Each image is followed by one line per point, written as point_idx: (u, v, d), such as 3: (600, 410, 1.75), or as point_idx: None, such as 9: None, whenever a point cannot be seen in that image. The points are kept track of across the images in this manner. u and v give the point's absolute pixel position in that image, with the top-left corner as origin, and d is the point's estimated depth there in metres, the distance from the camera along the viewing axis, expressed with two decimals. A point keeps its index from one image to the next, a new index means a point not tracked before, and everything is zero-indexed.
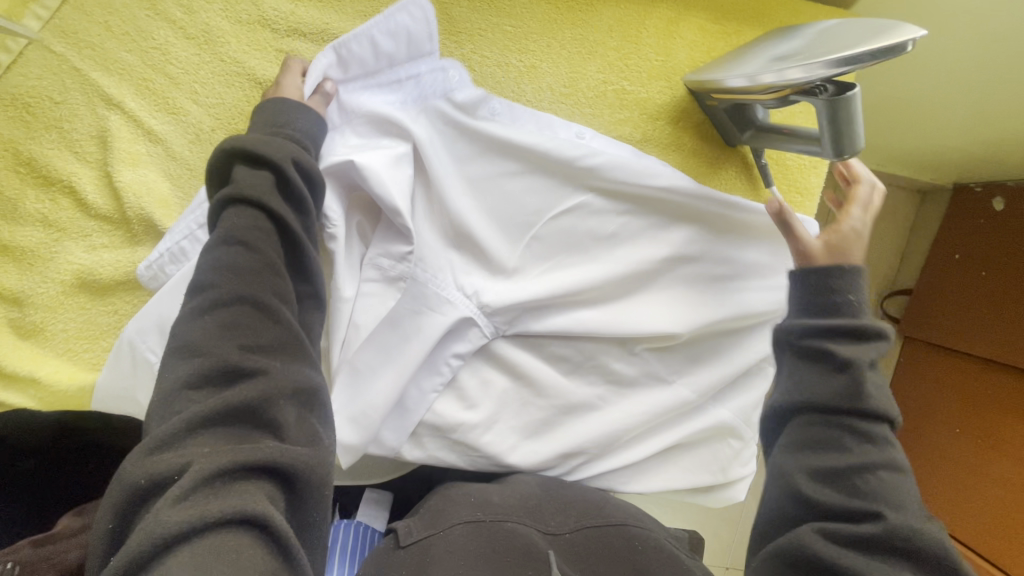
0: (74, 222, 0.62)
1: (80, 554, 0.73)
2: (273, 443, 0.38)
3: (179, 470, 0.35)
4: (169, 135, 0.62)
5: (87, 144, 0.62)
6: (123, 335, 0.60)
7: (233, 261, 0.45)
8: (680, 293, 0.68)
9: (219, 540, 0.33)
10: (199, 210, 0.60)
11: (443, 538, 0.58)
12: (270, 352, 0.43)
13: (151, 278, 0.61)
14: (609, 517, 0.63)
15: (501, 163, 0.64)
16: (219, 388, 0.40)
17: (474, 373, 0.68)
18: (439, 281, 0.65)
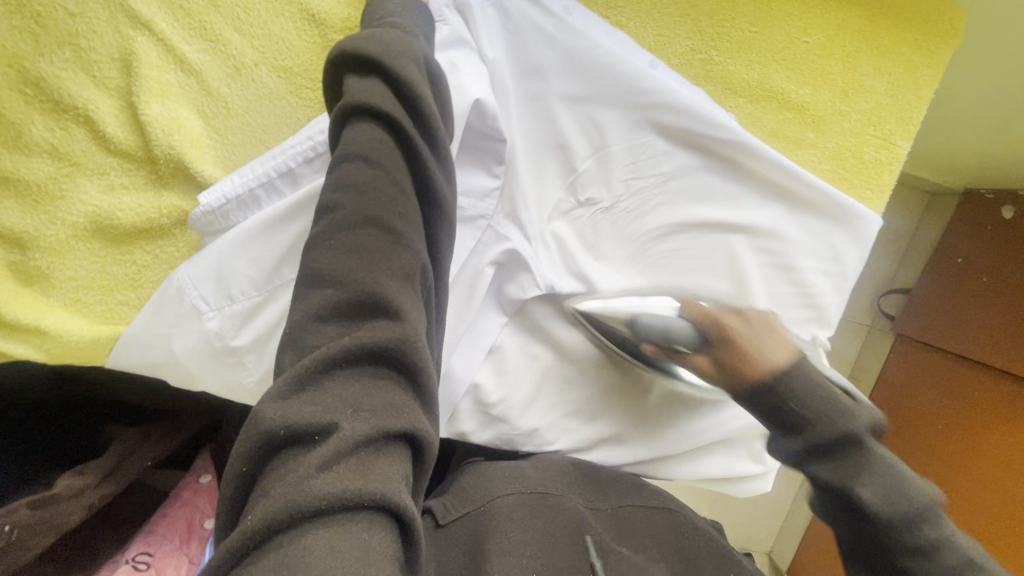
0: (89, 157, 0.55)
1: (79, 515, 0.69)
2: (406, 406, 0.36)
3: (324, 426, 0.33)
4: (205, 66, 0.55)
5: (107, 67, 0.53)
6: (173, 278, 0.54)
7: (361, 181, 0.40)
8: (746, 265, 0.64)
9: (360, 521, 0.30)
10: (283, 155, 0.54)
11: (485, 512, 0.56)
12: (396, 283, 0.38)
13: (203, 221, 0.55)
14: (651, 500, 0.62)
15: (572, 83, 0.59)
16: (352, 325, 0.38)
17: (522, 351, 0.65)
18: (507, 220, 0.60)
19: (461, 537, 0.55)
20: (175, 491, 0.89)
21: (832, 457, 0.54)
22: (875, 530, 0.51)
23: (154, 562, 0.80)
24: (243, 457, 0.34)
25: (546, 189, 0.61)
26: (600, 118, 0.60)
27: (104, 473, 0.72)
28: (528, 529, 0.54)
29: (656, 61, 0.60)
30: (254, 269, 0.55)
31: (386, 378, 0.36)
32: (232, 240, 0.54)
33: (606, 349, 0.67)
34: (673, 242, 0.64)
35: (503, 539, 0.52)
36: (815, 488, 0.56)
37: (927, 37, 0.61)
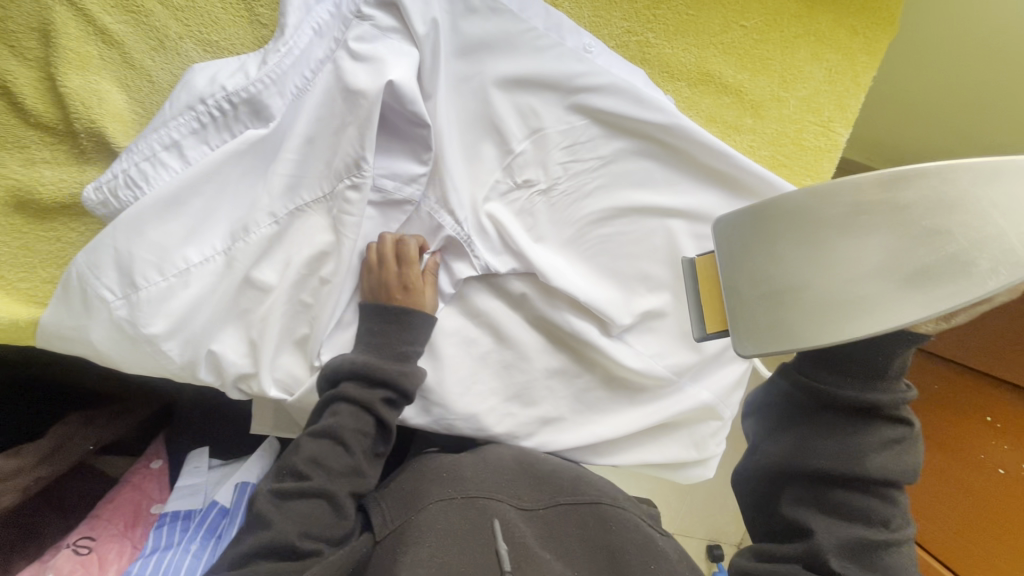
0: (9, 129, 0.54)
1: (11, 499, 0.68)
2: (324, 501, 0.55)
3: (316, 490, 0.55)
4: (128, 38, 0.54)
5: (25, 38, 0.52)
6: (72, 269, 0.54)
7: (375, 338, 0.59)
8: (683, 247, 0.64)
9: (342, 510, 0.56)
10: (165, 128, 0.53)
11: (414, 522, 0.55)
12: (347, 403, 0.58)
13: (99, 203, 0.54)
14: (582, 496, 0.61)
15: (505, 62, 0.58)
16: (288, 477, 0.56)
17: (461, 333, 0.65)
18: (438, 202, 0.61)
19: (385, 555, 0.55)
20: (124, 477, 0.89)
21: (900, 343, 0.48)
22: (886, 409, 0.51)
23: (96, 546, 0.79)
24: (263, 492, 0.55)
25: (484, 170, 0.61)
26: (537, 99, 0.60)
27: (39, 457, 0.71)
28: (446, 541, 0.53)
29: (594, 41, 0.60)
30: (156, 250, 0.55)
31: (339, 452, 0.57)
32: (127, 222, 0.54)
33: (548, 329, 0.67)
34: (612, 225, 0.64)
35: (417, 551, 0.52)
36: (804, 357, 0.54)
37: (863, 24, 0.62)
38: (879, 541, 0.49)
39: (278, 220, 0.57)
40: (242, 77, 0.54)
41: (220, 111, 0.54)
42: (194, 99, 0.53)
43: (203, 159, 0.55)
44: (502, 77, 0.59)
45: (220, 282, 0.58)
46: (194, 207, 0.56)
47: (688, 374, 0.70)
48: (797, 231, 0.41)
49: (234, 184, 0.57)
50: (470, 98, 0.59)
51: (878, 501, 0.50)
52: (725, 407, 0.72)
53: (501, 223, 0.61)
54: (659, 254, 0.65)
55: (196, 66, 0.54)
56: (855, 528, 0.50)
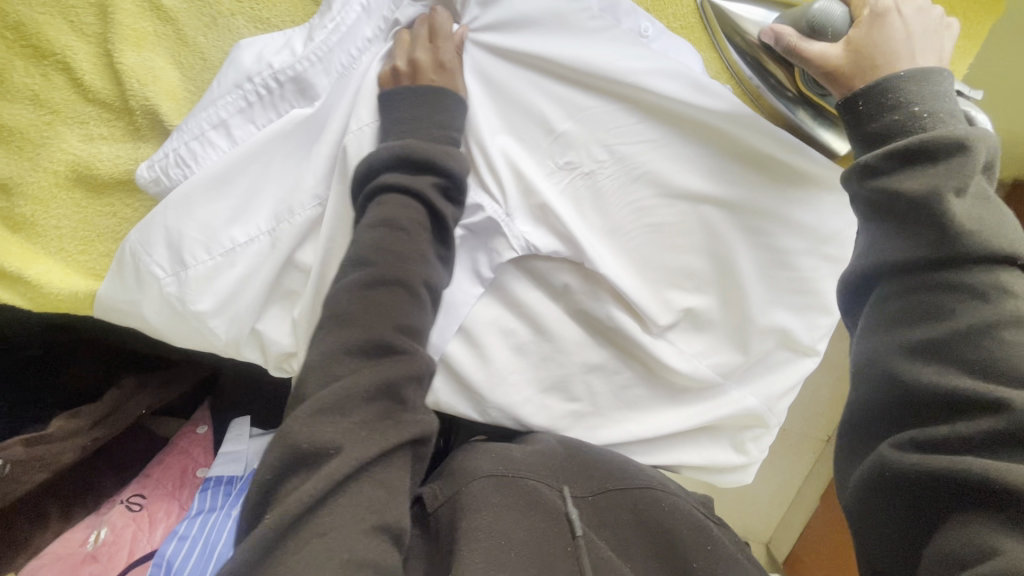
0: (69, 105, 0.55)
1: (72, 455, 0.72)
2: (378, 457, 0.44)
3: (335, 445, 0.43)
4: (180, 14, 0.53)
5: (84, 13, 0.53)
6: (125, 246, 0.56)
7: (387, 243, 0.50)
8: (727, 241, 0.61)
9: (386, 459, 0.45)
10: (213, 108, 0.53)
11: (462, 496, 0.55)
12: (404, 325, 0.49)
13: (151, 180, 0.55)
14: (631, 479, 0.59)
15: (553, 42, 0.55)
16: (349, 375, 0.47)
17: (500, 322, 0.63)
18: (477, 187, 0.59)
19: (444, 524, 0.55)
20: (174, 439, 0.93)
21: (918, 175, 0.42)
22: (956, 218, 0.40)
23: (147, 505, 0.84)
24: (267, 468, 0.44)
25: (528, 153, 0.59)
26: (588, 83, 0.57)
27: (97, 418, 0.75)
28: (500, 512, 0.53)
29: (652, 23, 0.56)
30: (203, 229, 0.55)
31: (394, 407, 0.47)
32: (177, 201, 0.54)
33: (589, 323, 0.65)
34: (659, 217, 0.61)
35: (470, 522, 0.51)
36: (896, 301, 0.43)
37: (964, 5, 0.55)
38: (982, 399, 0.37)
39: (322, 203, 0.57)
40: (286, 55, 0.53)
41: (266, 90, 0.53)
42: (241, 77, 0.52)
43: (250, 139, 0.55)
44: (553, 61, 0.56)
45: (263, 264, 0.58)
46: (239, 187, 0.56)
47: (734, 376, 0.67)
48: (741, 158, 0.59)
49: (279, 165, 0.56)
50: (518, 80, 0.57)
51: (955, 342, 0.40)
52: (772, 413, 0.69)
53: (546, 209, 0.59)
54: (711, 250, 0.62)
55: (241, 44, 0.53)
56: (991, 528, 0.36)
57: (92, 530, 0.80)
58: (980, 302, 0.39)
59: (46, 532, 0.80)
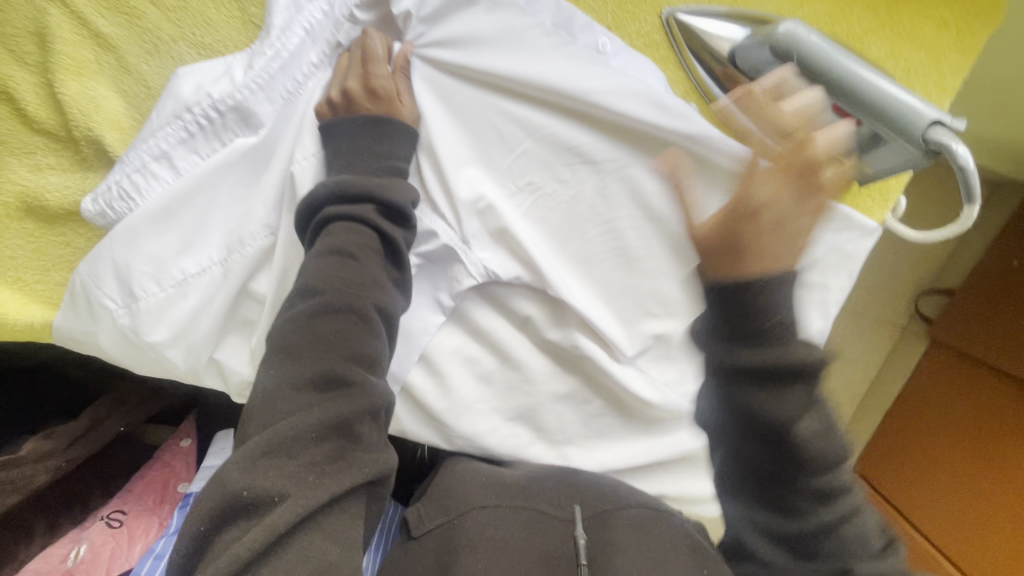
0: (16, 136, 0.54)
1: (46, 477, 0.73)
2: (338, 494, 0.41)
3: (279, 492, 0.40)
4: (121, 41, 0.51)
5: (24, 42, 0.51)
6: (75, 278, 0.55)
7: (336, 271, 0.47)
8: (699, 263, 0.58)
9: (337, 507, 0.42)
10: (154, 138, 0.51)
11: (455, 524, 0.57)
12: (356, 364, 0.46)
13: (96, 214, 0.53)
14: (626, 501, 0.57)
15: (506, 61, 0.52)
16: (302, 410, 0.43)
17: (463, 350, 0.61)
18: (431, 213, 0.56)
19: (432, 549, 0.56)
20: (158, 453, 0.94)
21: (766, 395, 0.44)
22: (803, 437, 0.44)
23: (127, 520, 0.84)
24: (202, 517, 0.40)
25: (484, 174, 0.56)
26: (543, 103, 0.54)
27: (71, 438, 0.75)
28: (502, 543, 0.53)
29: (609, 38, 0.53)
30: (151, 262, 0.54)
31: (340, 445, 0.43)
32: (123, 234, 0.53)
33: (557, 351, 0.62)
34: (626, 240, 0.58)
35: (473, 557, 0.52)
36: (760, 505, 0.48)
37: (958, 14, 0.51)
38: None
39: (272, 233, 0.55)
40: (224, 82, 0.51)
41: (207, 119, 0.52)
42: (180, 107, 0.51)
43: (193, 170, 0.53)
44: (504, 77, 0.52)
45: (216, 294, 0.56)
46: (187, 219, 0.54)
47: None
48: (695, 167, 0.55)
49: (227, 195, 0.55)
50: (468, 98, 0.54)
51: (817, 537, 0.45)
52: None
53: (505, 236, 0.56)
54: (682, 278, 0.59)
55: (179, 72, 0.51)
56: None
57: (72, 546, 0.80)
58: (823, 505, 0.45)
59: (31, 546, 0.81)
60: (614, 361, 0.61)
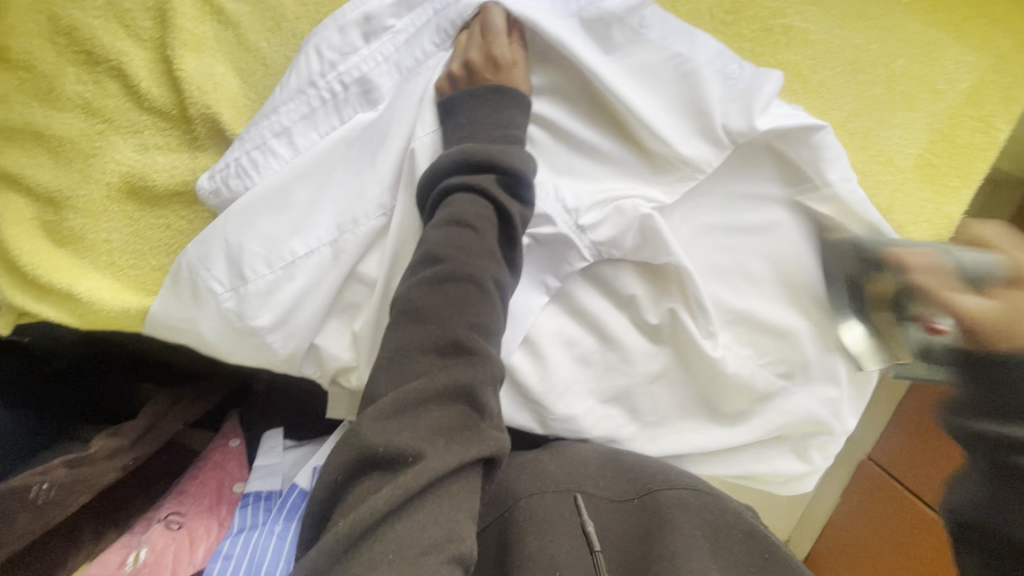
0: (123, 114, 0.52)
1: (112, 477, 0.69)
2: (468, 462, 0.39)
3: (413, 452, 0.38)
4: (242, 17, 0.51)
5: (141, 17, 0.50)
6: (182, 261, 0.54)
7: (456, 241, 0.45)
8: (791, 241, 0.58)
9: (464, 475, 0.39)
10: (275, 114, 0.51)
11: (509, 515, 0.57)
12: (484, 334, 0.43)
13: (211, 192, 0.52)
14: (676, 480, 0.57)
15: (624, 42, 0.54)
16: (437, 367, 0.42)
17: (563, 330, 0.61)
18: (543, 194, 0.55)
19: (493, 543, 0.58)
20: (206, 454, 0.91)
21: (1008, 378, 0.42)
22: None
23: (186, 522, 0.81)
24: (335, 469, 0.40)
25: (599, 154, 0.56)
26: (663, 79, 0.54)
27: (137, 436, 0.72)
28: (553, 527, 0.54)
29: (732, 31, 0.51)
30: (264, 241, 0.53)
31: (467, 415, 0.41)
32: (238, 213, 0.52)
33: (655, 331, 0.63)
34: (727, 219, 0.59)
35: (525, 538, 0.53)
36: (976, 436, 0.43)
37: None
38: None
39: (387, 212, 0.54)
40: (353, 57, 0.51)
41: (331, 93, 0.52)
42: (305, 82, 0.51)
43: (312, 147, 0.53)
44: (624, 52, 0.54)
45: (326, 275, 0.55)
46: (301, 198, 0.53)
47: (800, 380, 0.63)
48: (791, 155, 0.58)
49: (340, 175, 0.54)
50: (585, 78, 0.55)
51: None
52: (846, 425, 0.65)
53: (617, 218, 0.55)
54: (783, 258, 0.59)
55: (306, 43, 0.51)
56: None
57: (130, 550, 0.77)
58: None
59: (78, 555, 0.77)
60: (703, 336, 0.61)
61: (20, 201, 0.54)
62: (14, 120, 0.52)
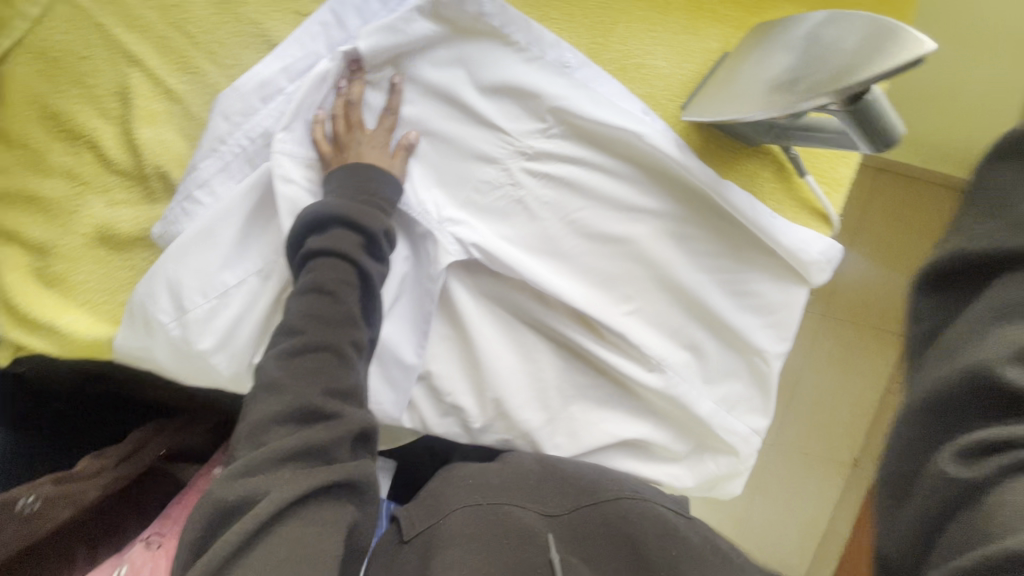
0: (96, 177, 0.64)
1: (96, 494, 0.77)
2: (333, 477, 0.46)
3: (262, 491, 0.44)
4: (187, 93, 0.63)
5: (108, 100, 0.63)
6: (134, 298, 0.64)
7: (314, 309, 0.53)
8: (660, 250, 0.64)
9: (314, 504, 0.45)
10: (198, 170, 0.62)
11: (438, 528, 0.56)
12: (345, 398, 0.51)
13: (160, 235, 0.63)
14: (603, 492, 0.60)
15: (486, 83, 0.61)
16: (301, 426, 0.48)
17: (474, 343, 0.66)
18: (439, 233, 0.64)
19: (415, 556, 0.55)
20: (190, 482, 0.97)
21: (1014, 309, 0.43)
22: None
23: (164, 541, 0.87)
24: (197, 526, 0.44)
25: (483, 187, 0.64)
26: (531, 112, 0.62)
27: (120, 458, 0.81)
28: (477, 544, 0.54)
29: (574, 54, 0.60)
30: (198, 276, 0.62)
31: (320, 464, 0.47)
32: (174, 254, 0.62)
33: (559, 338, 0.69)
34: (608, 230, 0.64)
35: (450, 553, 0.53)
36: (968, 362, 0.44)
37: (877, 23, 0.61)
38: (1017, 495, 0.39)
39: None
40: (254, 117, 0.61)
41: (240, 148, 0.62)
42: (217, 141, 0.61)
43: (229, 193, 0.62)
44: (493, 94, 0.62)
45: (256, 302, 0.64)
46: (223, 239, 0.62)
47: (697, 376, 0.68)
48: (651, 171, 0.63)
49: (256, 216, 0.63)
50: (464, 117, 0.63)
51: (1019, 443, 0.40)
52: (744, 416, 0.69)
53: (498, 250, 0.63)
54: (655, 271, 0.65)
55: (214, 108, 0.61)
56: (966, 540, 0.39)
57: (114, 567, 0.84)
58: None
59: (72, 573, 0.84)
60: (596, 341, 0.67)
61: (16, 253, 0.66)
62: (12, 186, 0.64)
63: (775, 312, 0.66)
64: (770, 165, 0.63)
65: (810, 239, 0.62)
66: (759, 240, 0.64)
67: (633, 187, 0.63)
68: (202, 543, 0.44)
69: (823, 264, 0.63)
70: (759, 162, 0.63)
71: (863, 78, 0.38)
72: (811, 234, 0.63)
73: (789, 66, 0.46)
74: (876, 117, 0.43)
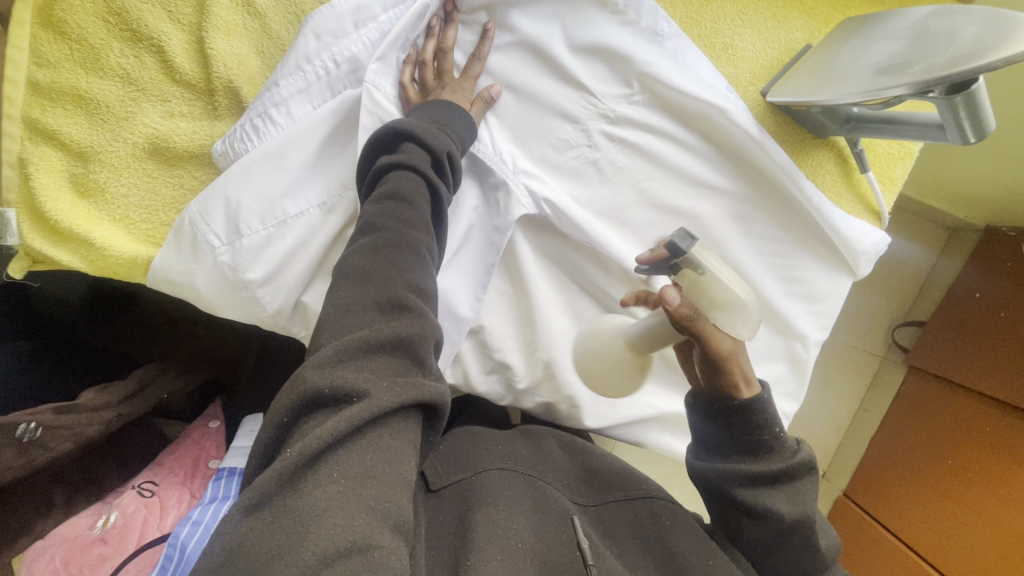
0: (156, 85, 0.61)
1: (95, 430, 0.72)
2: (420, 386, 0.42)
3: (357, 391, 0.40)
4: (268, 10, 0.61)
5: (182, 4, 0.60)
6: (184, 215, 0.60)
7: (392, 211, 0.49)
8: (722, 229, 0.66)
9: (403, 415, 0.41)
10: (275, 88, 0.59)
11: (473, 481, 0.56)
12: (425, 298, 0.47)
13: (221, 153, 0.61)
14: (632, 490, 0.62)
15: (578, 42, 0.61)
16: (386, 317, 0.44)
17: (530, 301, 0.66)
18: (514, 187, 0.63)
19: (449, 505, 0.54)
20: (185, 432, 0.90)
21: None
22: None
23: (158, 490, 0.80)
24: (281, 408, 0.41)
25: (562, 147, 0.64)
26: (619, 77, 0.62)
27: (123, 395, 0.75)
28: (514, 506, 0.53)
29: (668, 23, 0.61)
30: (259, 201, 0.59)
31: (404, 365, 0.43)
32: (238, 172, 0.59)
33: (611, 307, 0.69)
34: (675, 203, 0.65)
35: (488, 511, 0.52)
36: None
37: None
38: None
39: None
40: (344, 40, 0.59)
41: (324, 70, 0.59)
42: (303, 59, 0.58)
43: (306, 117, 0.60)
44: (584, 53, 0.62)
45: (315, 235, 0.62)
46: (291, 163, 0.60)
47: None
48: (725, 149, 0.65)
49: (325, 145, 0.61)
50: (552, 74, 0.63)
51: None
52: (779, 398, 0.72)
53: (570, 209, 0.63)
54: (715, 248, 0.67)
55: (304, 24, 0.58)
56: None
57: (101, 514, 0.75)
58: None
59: (49, 519, 0.74)
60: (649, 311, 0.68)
61: (52, 155, 0.61)
62: (58, 81, 0.60)
63: (821, 302, 0.69)
64: (835, 157, 0.66)
65: (862, 233, 0.66)
66: (816, 230, 0.67)
67: (705, 163, 0.65)
68: (284, 426, 0.41)
69: (869, 261, 0.67)
70: (825, 154, 0.66)
71: (983, 63, 0.40)
72: (865, 228, 0.66)
73: (897, 54, 0.48)
74: (971, 107, 0.46)
